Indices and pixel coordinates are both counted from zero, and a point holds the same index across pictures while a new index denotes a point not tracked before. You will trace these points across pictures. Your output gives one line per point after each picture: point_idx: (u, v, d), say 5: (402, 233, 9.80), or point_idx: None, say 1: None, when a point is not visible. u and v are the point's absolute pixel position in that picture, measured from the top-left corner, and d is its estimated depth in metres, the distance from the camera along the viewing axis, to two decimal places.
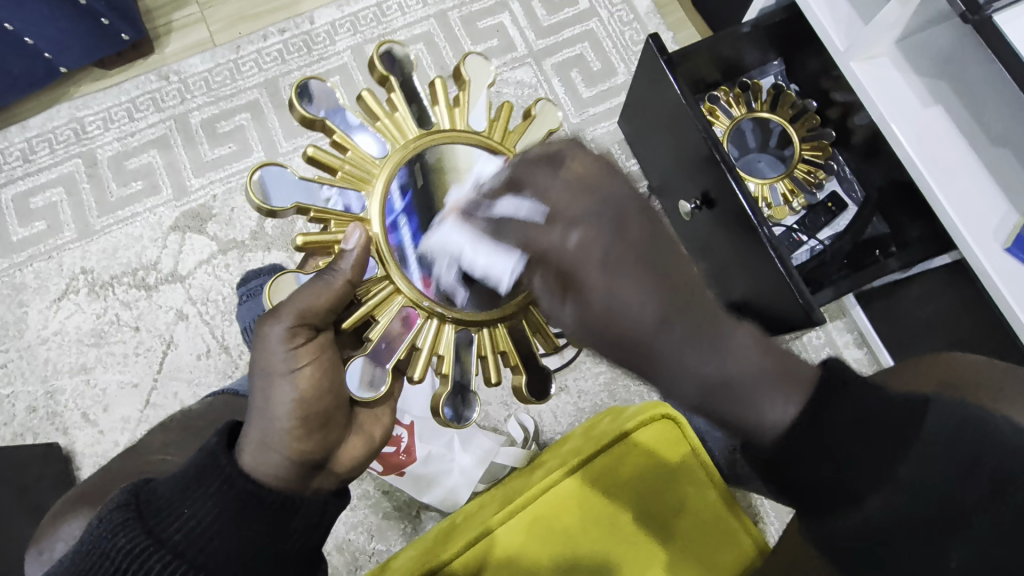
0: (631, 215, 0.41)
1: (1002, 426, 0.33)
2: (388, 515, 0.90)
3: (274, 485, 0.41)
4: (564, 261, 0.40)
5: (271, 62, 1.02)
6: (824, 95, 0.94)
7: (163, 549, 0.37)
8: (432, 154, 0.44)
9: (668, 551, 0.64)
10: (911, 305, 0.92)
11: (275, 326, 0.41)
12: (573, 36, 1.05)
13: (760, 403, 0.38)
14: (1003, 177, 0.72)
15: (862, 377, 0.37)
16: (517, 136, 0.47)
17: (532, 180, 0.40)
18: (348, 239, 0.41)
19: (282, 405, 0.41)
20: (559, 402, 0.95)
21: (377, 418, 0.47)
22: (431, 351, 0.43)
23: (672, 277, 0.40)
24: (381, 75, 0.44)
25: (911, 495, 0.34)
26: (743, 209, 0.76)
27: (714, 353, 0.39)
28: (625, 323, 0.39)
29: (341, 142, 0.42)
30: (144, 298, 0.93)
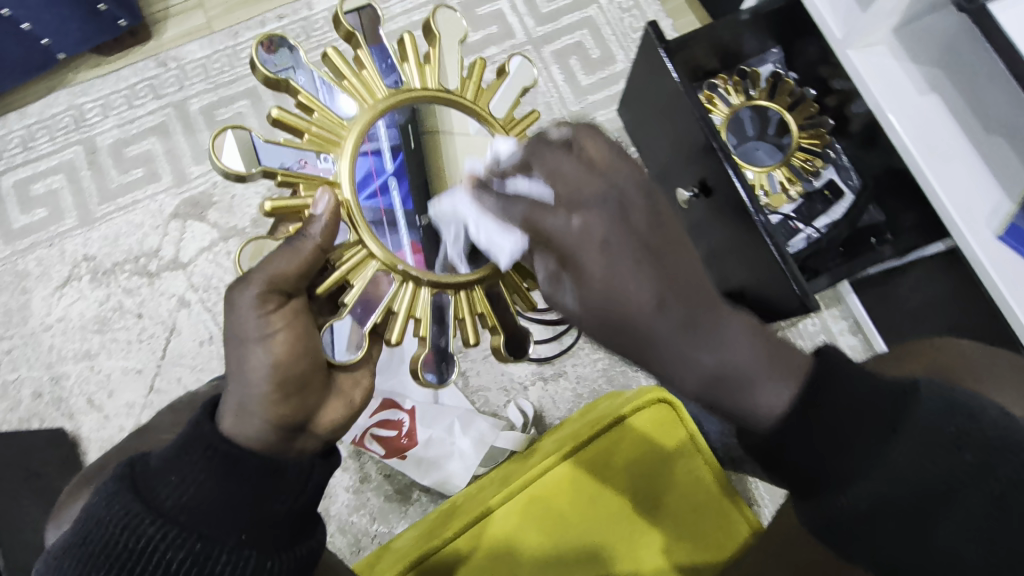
0: (632, 201, 0.40)
1: (988, 412, 0.34)
2: (389, 497, 0.92)
3: (256, 448, 0.42)
4: (565, 245, 0.39)
5: None
6: (822, 83, 0.95)
7: (154, 515, 0.38)
8: (406, 109, 0.47)
9: (661, 529, 0.65)
10: (904, 293, 0.93)
11: (246, 292, 0.41)
12: (573, 22, 1.05)
13: (759, 381, 0.38)
14: (999, 165, 0.73)
15: (853, 363, 0.38)
16: (489, 94, 0.50)
17: (541, 158, 0.40)
18: (316, 205, 0.42)
19: (258, 371, 0.41)
20: (558, 388, 0.96)
21: (356, 381, 0.48)
22: (407, 314, 0.45)
23: (672, 263, 0.39)
24: (347, 32, 0.45)
25: (903, 468, 0.34)
26: (740, 197, 0.77)
27: (709, 338, 0.39)
28: (623, 307, 0.38)
29: (307, 103, 0.43)
30: (146, 285, 0.94)
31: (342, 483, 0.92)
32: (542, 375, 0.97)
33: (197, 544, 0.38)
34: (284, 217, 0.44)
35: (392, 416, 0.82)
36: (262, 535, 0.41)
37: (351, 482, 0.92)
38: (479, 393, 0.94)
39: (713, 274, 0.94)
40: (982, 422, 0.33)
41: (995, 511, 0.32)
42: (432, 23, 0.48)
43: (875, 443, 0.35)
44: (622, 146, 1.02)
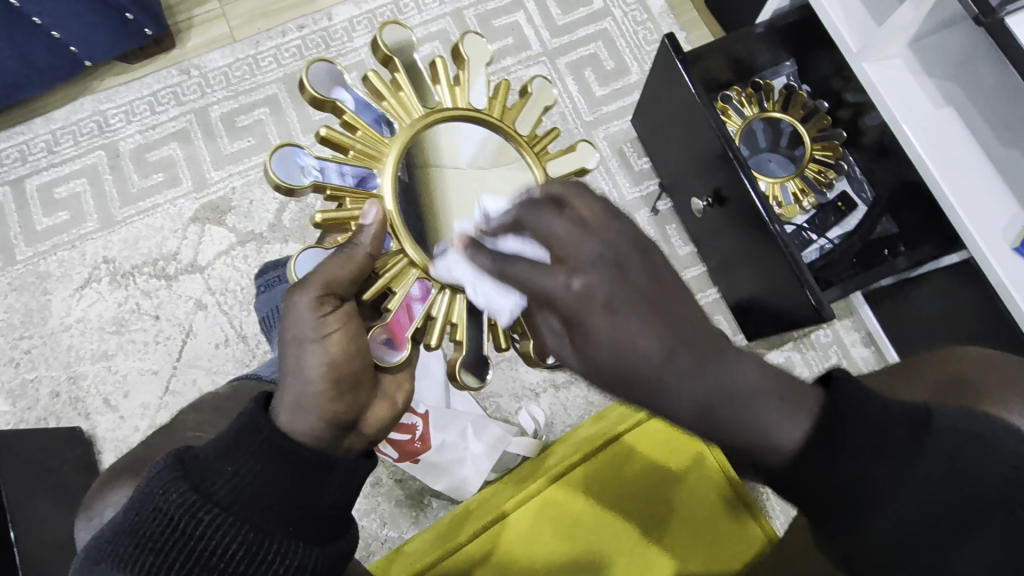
0: (629, 256, 0.39)
1: (1006, 434, 0.34)
2: (400, 502, 0.92)
3: (313, 444, 0.43)
4: (568, 309, 0.39)
5: (290, 58, 1.04)
6: (835, 96, 0.95)
7: (210, 503, 0.38)
8: (439, 130, 0.47)
9: (677, 534, 0.65)
10: (917, 304, 0.93)
11: (303, 294, 0.42)
12: (588, 34, 1.07)
13: (772, 418, 0.37)
14: (1013, 177, 0.73)
15: (865, 389, 0.36)
16: (514, 113, 0.51)
17: (535, 220, 0.40)
18: (366, 215, 0.44)
19: (314, 369, 0.42)
20: (570, 395, 0.97)
21: (400, 384, 0.49)
22: (445, 320, 0.46)
23: (673, 313, 0.39)
24: (384, 56, 0.46)
25: (923, 497, 0.33)
26: (755, 205, 0.77)
27: (717, 371, 0.38)
28: (632, 361, 0.38)
29: (351, 122, 0.44)
30: (164, 287, 0.95)
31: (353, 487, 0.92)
32: (554, 382, 0.97)
33: (250, 534, 0.39)
34: (330, 230, 0.45)
35: (404, 420, 0.80)
36: (310, 529, 0.41)
37: (362, 486, 0.92)
38: (491, 399, 0.95)
39: (724, 283, 0.95)
40: (994, 443, 0.33)
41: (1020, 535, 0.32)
42: (459, 48, 0.49)
43: (895, 472, 0.34)
44: (635, 155, 1.03)
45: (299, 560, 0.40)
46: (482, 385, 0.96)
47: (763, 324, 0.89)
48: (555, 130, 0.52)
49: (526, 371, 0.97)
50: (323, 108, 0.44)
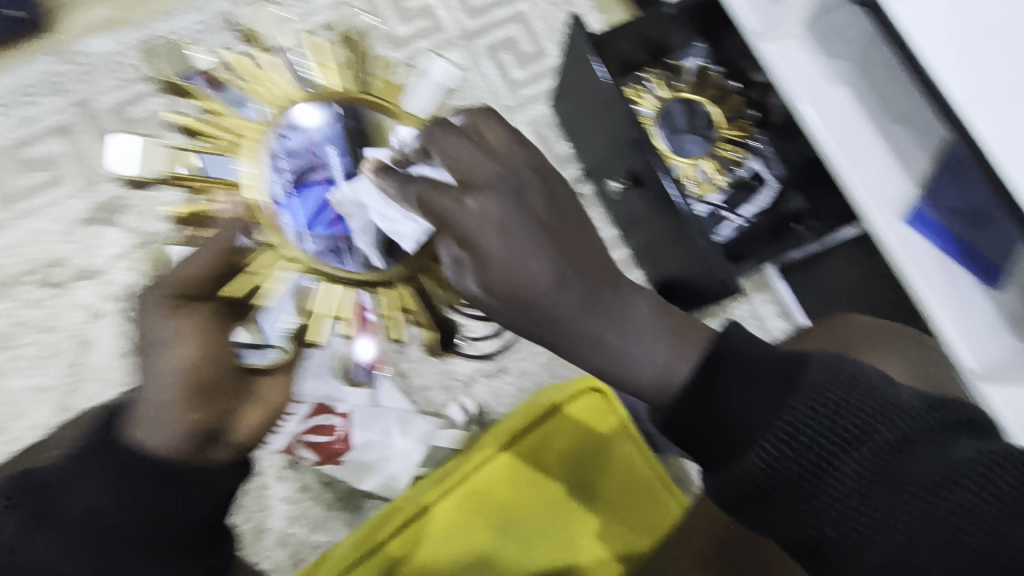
0: (530, 183, 0.40)
1: (875, 374, 0.37)
2: (330, 505, 0.89)
3: (169, 455, 0.43)
4: (463, 227, 0.38)
5: (186, 42, 0.96)
6: (745, 76, 0.97)
7: (50, 525, 0.41)
8: (311, 109, 0.45)
9: (600, 513, 0.67)
10: (826, 276, 0.98)
11: (153, 298, 0.44)
12: (504, 16, 1.04)
13: (654, 348, 0.42)
14: (904, 152, 0.77)
15: (749, 337, 0.41)
16: (401, 89, 0.47)
17: (439, 140, 0.39)
18: (218, 208, 0.43)
19: (167, 379, 0.43)
20: (501, 384, 0.96)
21: (276, 387, 0.49)
22: (328, 316, 0.42)
23: (573, 249, 0.41)
24: (253, 41, 0.46)
25: (796, 427, 0.36)
26: (667, 189, 0.80)
27: (611, 315, 0.42)
28: (526, 281, 0.39)
29: (209, 108, 0.43)
30: (55, 296, 0.88)
31: (279, 494, 0.88)
32: (485, 372, 0.96)
33: (88, 555, 0.42)
34: (195, 225, 0.44)
35: (322, 421, 0.76)
36: (162, 542, 0.44)
37: (288, 492, 0.89)
38: (420, 392, 0.93)
39: (647, 263, 0.96)
40: (867, 385, 0.37)
41: (876, 470, 0.35)
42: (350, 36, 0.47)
43: (771, 402, 0.38)
44: (557, 139, 1.02)
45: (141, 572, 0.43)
46: (411, 379, 0.94)
47: (685, 302, 0.91)
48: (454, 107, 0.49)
49: (456, 361, 0.95)
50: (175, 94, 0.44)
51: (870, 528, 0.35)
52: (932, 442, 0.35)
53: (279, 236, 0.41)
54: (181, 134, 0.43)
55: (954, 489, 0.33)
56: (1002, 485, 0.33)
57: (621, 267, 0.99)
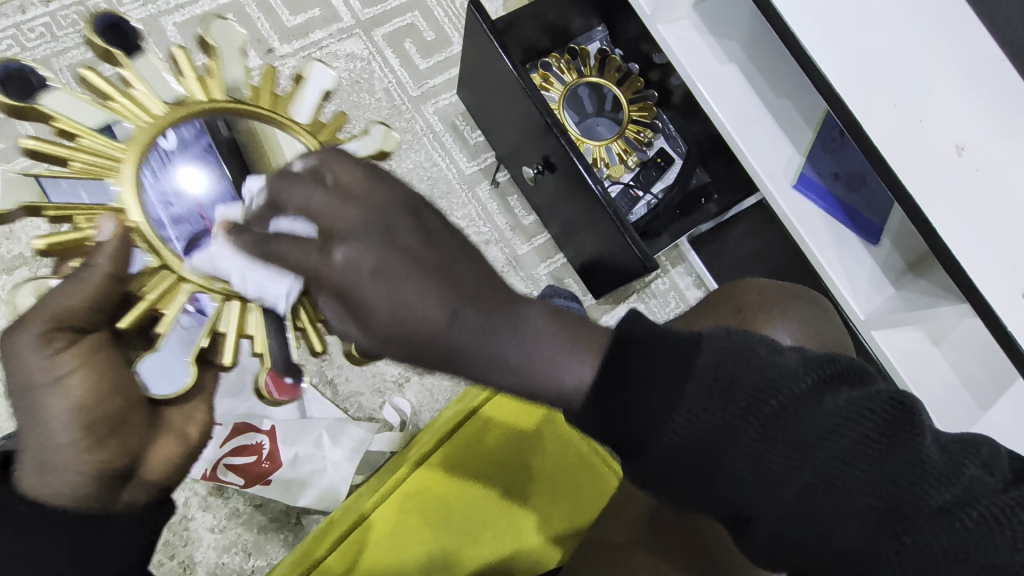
0: (399, 220, 0.37)
1: (759, 349, 0.38)
2: (264, 528, 0.84)
3: (76, 504, 0.39)
4: (334, 281, 0.36)
5: (37, 40, 0.85)
6: (644, 58, 1.00)
7: None
8: (189, 128, 0.44)
9: (538, 499, 0.67)
10: (734, 244, 1.04)
11: (23, 334, 0.39)
12: (402, 3, 1.00)
13: (561, 369, 0.40)
14: (789, 123, 0.83)
15: (647, 342, 0.39)
16: (288, 101, 0.47)
17: (290, 194, 0.36)
18: (100, 231, 0.39)
19: (59, 419, 0.39)
20: (435, 380, 0.94)
21: (190, 416, 0.46)
22: (238, 332, 0.42)
23: (457, 272, 0.38)
24: (103, 49, 0.43)
25: (699, 422, 0.37)
26: (581, 173, 0.81)
27: (509, 331, 0.39)
28: (412, 323, 0.37)
29: (66, 130, 0.41)
30: None
31: (204, 524, 0.82)
32: (416, 370, 0.94)
33: None
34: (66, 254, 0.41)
35: (246, 440, 0.75)
36: None
37: (215, 521, 0.83)
38: (351, 399, 0.90)
39: (568, 248, 0.97)
40: (753, 360, 0.37)
41: (772, 440, 0.36)
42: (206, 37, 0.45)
43: (674, 403, 0.37)
44: (468, 129, 1.01)
45: None
46: (339, 387, 0.90)
47: (606, 283, 0.94)
48: (343, 116, 0.49)
49: (385, 363, 0.93)
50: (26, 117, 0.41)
51: (772, 489, 0.36)
52: (811, 399, 0.36)
53: (174, 260, 0.41)
54: (38, 158, 0.41)
55: (839, 438, 0.35)
56: (870, 427, 0.35)
57: (543, 252, 1.00)
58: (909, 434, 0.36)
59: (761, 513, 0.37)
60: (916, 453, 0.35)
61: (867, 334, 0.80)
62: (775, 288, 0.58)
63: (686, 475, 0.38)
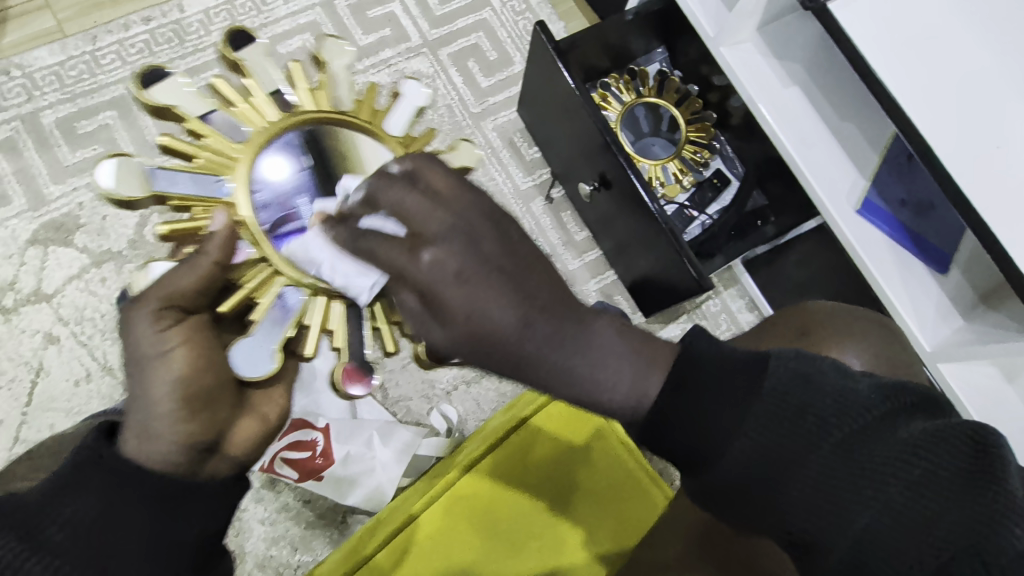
0: (483, 229, 0.38)
1: (828, 368, 0.37)
2: (311, 524, 0.86)
3: (166, 469, 0.39)
4: (419, 281, 0.37)
5: (136, 54, 0.92)
6: (704, 80, 1.01)
7: (38, 551, 0.34)
8: (299, 135, 0.46)
9: (585, 512, 0.66)
10: (790, 270, 1.02)
11: (138, 311, 0.40)
12: (468, 25, 1.04)
13: (620, 380, 0.40)
14: (853, 149, 0.81)
15: (710, 344, 0.40)
16: (385, 114, 0.49)
17: (387, 195, 0.38)
18: (212, 224, 0.42)
19: (161, 390, 0.40)
20: (481, 390, 0.95)
21: (270, 398, 0.47)
22: (322, 327, 0.44)
23: (531, 284, 0.39)
24: (233, 61, 0.46)
25: (758, 433, 0.36)
26: (637, 192, 0.82)
27: (580, 349, 0.40)
28: (489, 332, 0.38)
29: (196, 131, 0.43)
30: (3, 323, 0.83)
31: (256, 516, 0.85)
32: (464, 379, 0.95)
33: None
34: (181, 240, 0.44)
35: (303, 434, 0.78)
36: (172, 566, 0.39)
37: (266, 513, 0.85)
38: (400, 403, 0.92)
39: (620, 264, 0.97)
40: (820, 381, 0.36)
41: (837, 454, 0.35)
42: (320, 54, 0.48)
43: (737, 414, 0.37)
44: (526, 145, 1.03)
45: None
46: (390, 390, 0.93)
47: (658, 301, 0.93)
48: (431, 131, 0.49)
49: (434, 370, 0.95)
50: (163, 116, 0.44)
51: (835, 518, 0.34)
52: (883, 429, 0.34)
53: (274, 256, 0.44)
54: (169, 153, 0.44)
55: (909, 487, 0.32)
56: (957, 467, 0.32)
57: (594, 269, 1.01)
58: (999, 472, 0.31)
59: (827, 557, 0.34)
60: (1008, 487, 0.31)
61: (931, 366, 0.77)
62: (846, 310, 0.57)
63: (743, 501, 0.37)
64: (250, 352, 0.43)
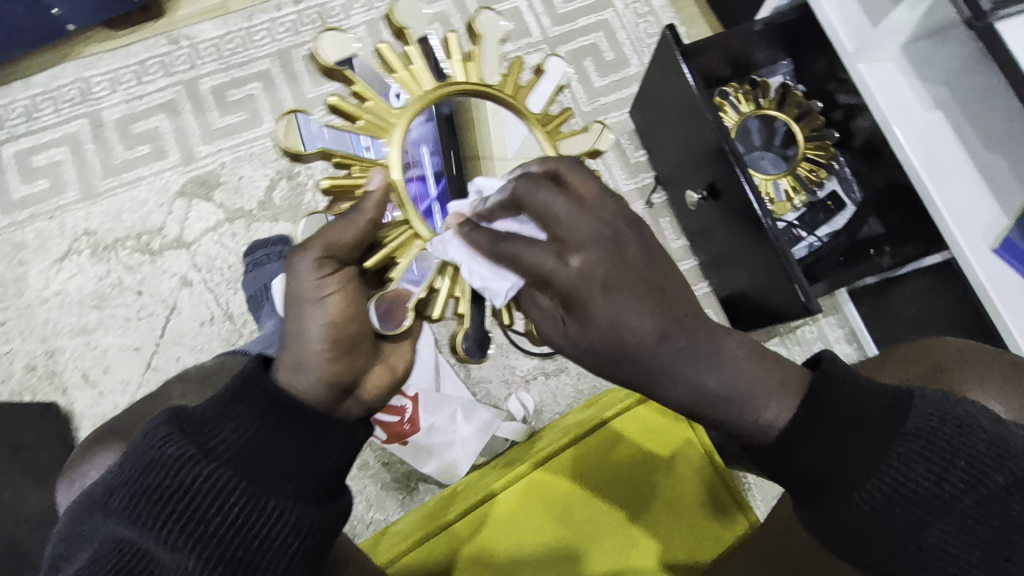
0: (627, 235, 0.41)
1: (977, 413, 0.37)
2: (386, 485, 0.91)
3: (312, 402, 0.45)
4: (562, 285, 0.40)
5: (285, 33, 1.00)
6: (829, 96, 0.97)
7: (207, 457, 0.39)
8: (447, 107, 0.47)
9: (661, 517, 0.66)
10: (899, 304, 0.96)
11: (304, 257, 0.43)
12: (589, 24, 1.06)
13: (762, 400, 0.42)
14: (996, 182, 0.75)
15: (847, 378, 0.40)
16: (527, 90, 0.50)
17: (533, 198, 0.40)
18: (369, 182, 0.43)
19: (315, 330, 0.44)
20: (559, 383, 0.97)
21: (400, 353, 0.50)
22: (449, 292, 0.46)
23: (670, 291, 0.42)
24: (398, 27, 0.45)
25: (905, 479, 0.36)
26: (749, 201, 0.79)
27: (707, 360, 0.42)
28: (628, 339, 0.41)
29: (361, 93, 0.44)
30: (148, 263, 0.93)
31: None
32: (543, 370, 0.97)
33: (248, 490, 0.39)
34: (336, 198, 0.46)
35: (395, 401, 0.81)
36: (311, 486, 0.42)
37: None
38: (480, 385, 0.95)
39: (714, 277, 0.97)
40: (975, 427, 0.36)
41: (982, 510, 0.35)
42: (475, 25, 0.48)
43: (880, 453, 0.37)
44: (632, 148, 1.03)
45: (296, 516, 0.40)
46: (472, 371, 0.95)
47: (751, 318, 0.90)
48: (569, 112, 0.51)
49: (516, 358, 0.97)
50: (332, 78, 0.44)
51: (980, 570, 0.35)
52: None
53: (415, 218, 0.45)
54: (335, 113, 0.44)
55: None
56: None
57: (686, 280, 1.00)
58: None
59: None
60: None
61: None
62: None
63: (873, 541, 0.37)
64: (386, 308, 0.47)
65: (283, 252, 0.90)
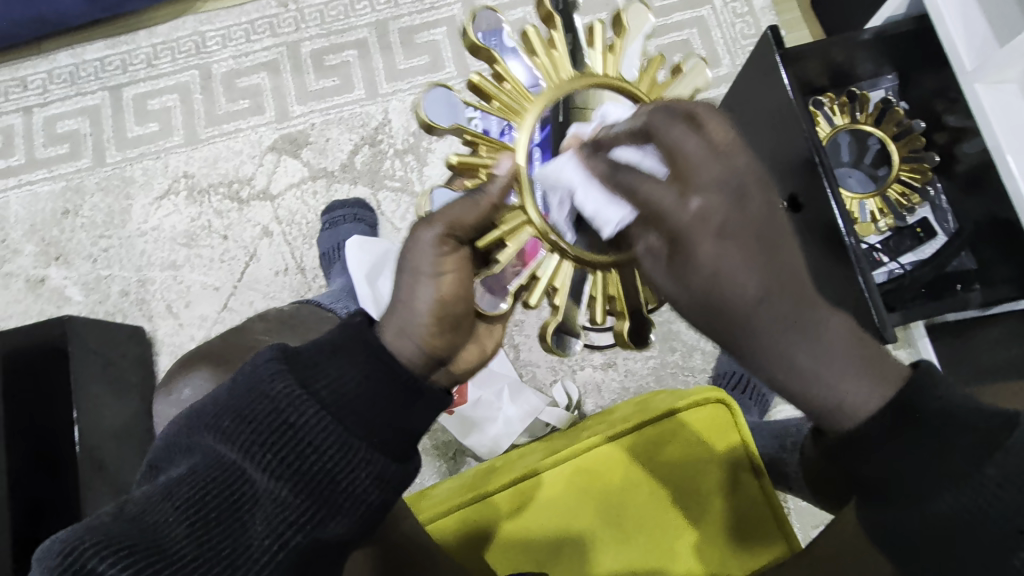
0: (752, 189, 0.37)
1: None
2: (427, 451, 0.94)
3: (409, 368, 0.45)
4: (676, 224, 0.36)
5: (385, 5, 1.04)
6: (935, 117, 0.91)
7: (311, 397, 0.41)
8: (580, 95, 0.45)
9: (702, 526, 0.66)
10: (982, 346, 0.90)
11: (427, 231, 0.43)
12: (684, 20, 1.03)
13: (857, 395, 0.38)
14: None
15: (945, 385, 0.38)
16: (663, 88, 0.47)
17: (664, 133, 0.37)
18: (499, 166, 0.44)
19: (423, 303, 0.44)
20: (606, 377, 0.97)
21: (491, 333, 0.50)
22: (549, 282, 0.44)
23: (781, 260, 0.38)
24: (546, 13, 0.45)
25: (991, 495, 0.35)
26: (834, 217, 0.75)
27: (806, 334, 0.37)
28: (726, 294, 0.37)
29: (502, 73, 0.45)
30: (235, 210, 0.99)
31: None
32: (592, 362, 0.97)
33: (342, 433, 0.41)
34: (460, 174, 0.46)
35: None
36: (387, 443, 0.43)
37: None
38: (527, 368, 0.96)
39: None
40: None
41: None
42: (622, 17, 0.48)
43: (964, 466, 0.36)
44: None
45: (378, 469, 0.42)
46: (521, 352, 0.97)
47: None
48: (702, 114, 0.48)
49: None
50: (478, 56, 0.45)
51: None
52: None
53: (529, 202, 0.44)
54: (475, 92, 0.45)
55: None
56: None
57: None
58: None
59: None
60: None
61: None
62: None
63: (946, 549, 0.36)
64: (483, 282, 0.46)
65: (358, 214, 0.95)
